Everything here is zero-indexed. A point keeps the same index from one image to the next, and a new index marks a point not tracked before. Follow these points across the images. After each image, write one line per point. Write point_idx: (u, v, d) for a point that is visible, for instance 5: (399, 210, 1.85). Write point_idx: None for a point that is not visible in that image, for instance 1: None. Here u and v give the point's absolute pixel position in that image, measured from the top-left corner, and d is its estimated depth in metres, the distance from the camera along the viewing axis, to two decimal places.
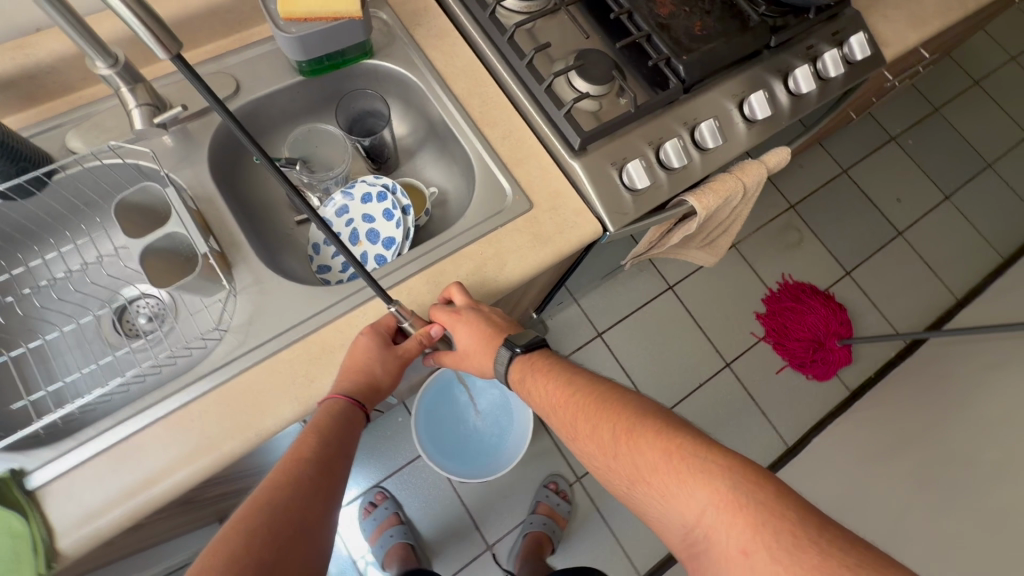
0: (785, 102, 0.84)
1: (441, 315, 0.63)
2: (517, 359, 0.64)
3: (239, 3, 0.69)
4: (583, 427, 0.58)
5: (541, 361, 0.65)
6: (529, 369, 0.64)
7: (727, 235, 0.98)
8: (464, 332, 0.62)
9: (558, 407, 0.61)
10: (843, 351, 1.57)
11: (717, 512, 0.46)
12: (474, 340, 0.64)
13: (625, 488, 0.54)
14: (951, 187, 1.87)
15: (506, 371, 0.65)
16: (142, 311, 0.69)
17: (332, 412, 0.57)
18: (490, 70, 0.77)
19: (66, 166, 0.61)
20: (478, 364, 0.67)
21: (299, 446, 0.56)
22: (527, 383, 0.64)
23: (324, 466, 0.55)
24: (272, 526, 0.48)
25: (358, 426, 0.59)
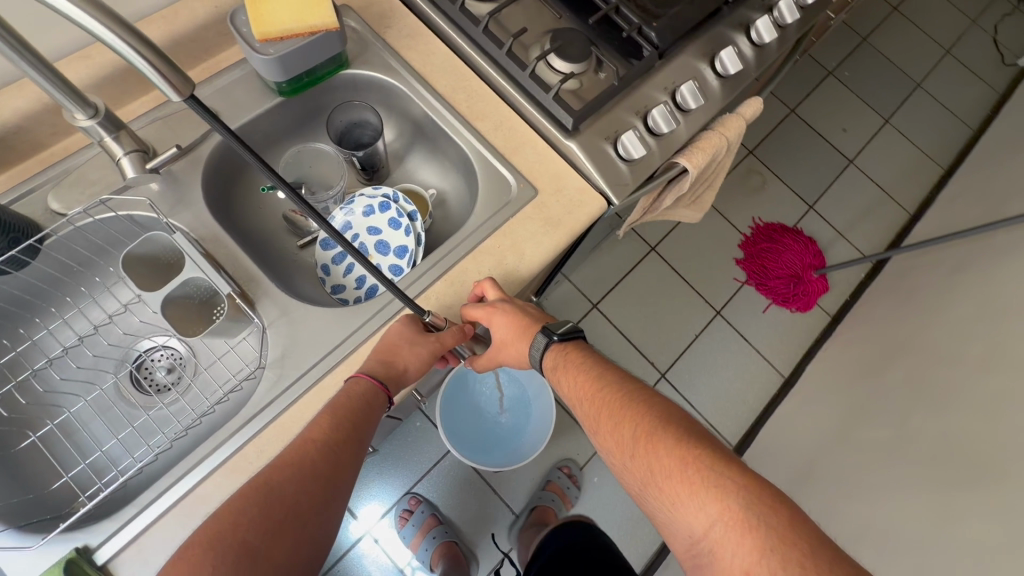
0: (751, 54, 0.87)
1: (476, 309, 0.65)
2: (552, 348, 0.66)
3: (203, 30, 0.66)
4: (604, 420, 0.58)
5: (575, 352, 0.66)
6: (560, 358, 0.66)
7: (711, 190, 1.02)
8: (501, 324, 0.66)
9: (582, 398, 0.61)
10: (820, 281, 1.66)
11: (726, 528, 0.44)
12: (510, 331, 0.67)
13: (637, 490, 0.53)
14: (889, 111, 1.98)
15: (540, 360, 0.67)
16: (159, 362, 0.66)
17: (353, 393, 0.56)
18: (469, 63, 0.77)
19: (56, 228, 0.58)
20: (516, 353, 0.70)
21: (317, 424, 0.54)
22: (557, 374, 0.65)
23: (336, 449, 0.53)
24: (267, 515, 0.48)
25: (378, 409, 0.57)
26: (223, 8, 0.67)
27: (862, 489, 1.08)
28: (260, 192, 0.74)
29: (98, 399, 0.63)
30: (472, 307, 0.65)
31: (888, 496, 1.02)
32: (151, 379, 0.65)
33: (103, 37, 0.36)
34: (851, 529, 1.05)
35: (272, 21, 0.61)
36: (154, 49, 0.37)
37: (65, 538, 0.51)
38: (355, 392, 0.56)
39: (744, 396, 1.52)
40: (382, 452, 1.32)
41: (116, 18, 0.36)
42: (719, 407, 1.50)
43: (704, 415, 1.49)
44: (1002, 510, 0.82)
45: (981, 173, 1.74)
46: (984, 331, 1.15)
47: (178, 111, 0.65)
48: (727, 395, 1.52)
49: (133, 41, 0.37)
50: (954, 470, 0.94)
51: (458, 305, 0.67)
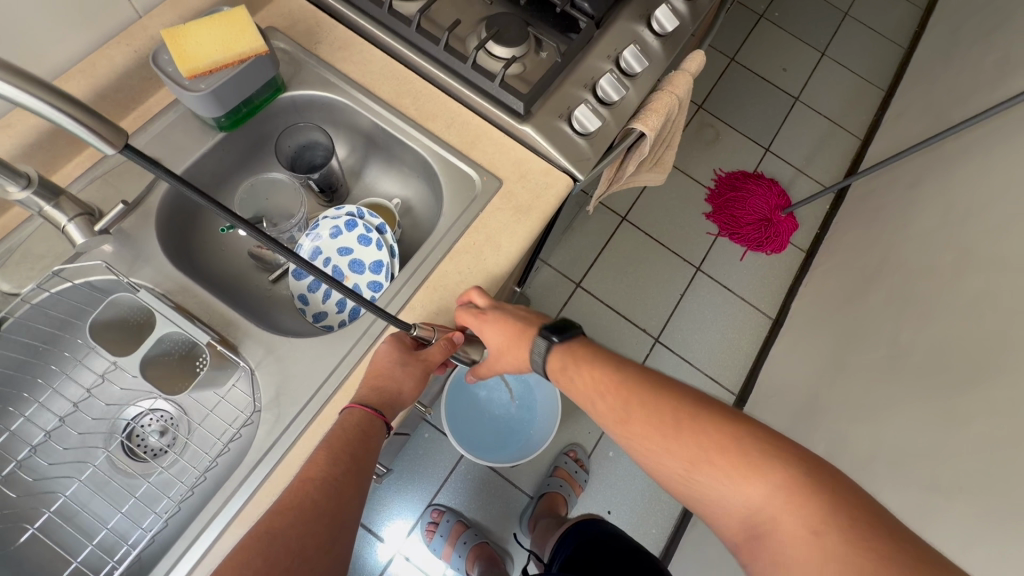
0: (685, 8, 0.88)
1: (466, 317, 0.64)
2: (553, 352, 0.63)
3: (127, 78, 0.63)
4: (633, 408, 0.55)
5: (576, 351, 0.63)
6: (567, 363, 0.62)
7: (670, 149, 1.02)
8: (492, 331, 0.64)
9: (604, 390, 0.58)
10: (789, 220, 1.70)
11: (791, 498, 0.44)
12: (506, 338, 0.66)
13: (678, 476, 0.51)
14: (823, 43, 2.03)
15: (546, 365, 0.64)
16: (150, 427, 0.64)
17: (349, 424, 0.54)
18: (409, 65, 0.75)
19: (12, 310, 0.55)
20: (515, 359, 0.68)
21: (314, 462, 0.51)
22: (568, 371, 0.62)
23: (338, 485, 0.50)
24: (273, 566, 0.44)
25: (377, 436, 0.55)
26: (143, 51, 0.63)
27: (865, 410, 1.10)
28: (220, 233, 0.71)
29: (92, 477, 0.60)
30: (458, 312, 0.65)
31: (890, 412, 1.04)
32: (144, 446, 0.63)
33: (35, 108, 0.35)
34: (858, 452, 1.05)
35: (198, 55, 0.59)
36: (83, 106, 0.36)
37: None
38: (351, 422, 0.54)
39: (737, 345, 1.55)
40: (396, 469, 1.31)
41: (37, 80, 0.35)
42: (716, 360, 1.53)
43: (704, 370, 1.52)
44: (1003, 403, 0.85)
45: (919, 87, 1.79)
46: (954, 237, 1.19)
47: (116, 165, 0.62)
48: (722, 346, 1.55)
49: (58, 102, 0.35)
50: (950, 375, 0.97)
51: (446, 310, 0.66)
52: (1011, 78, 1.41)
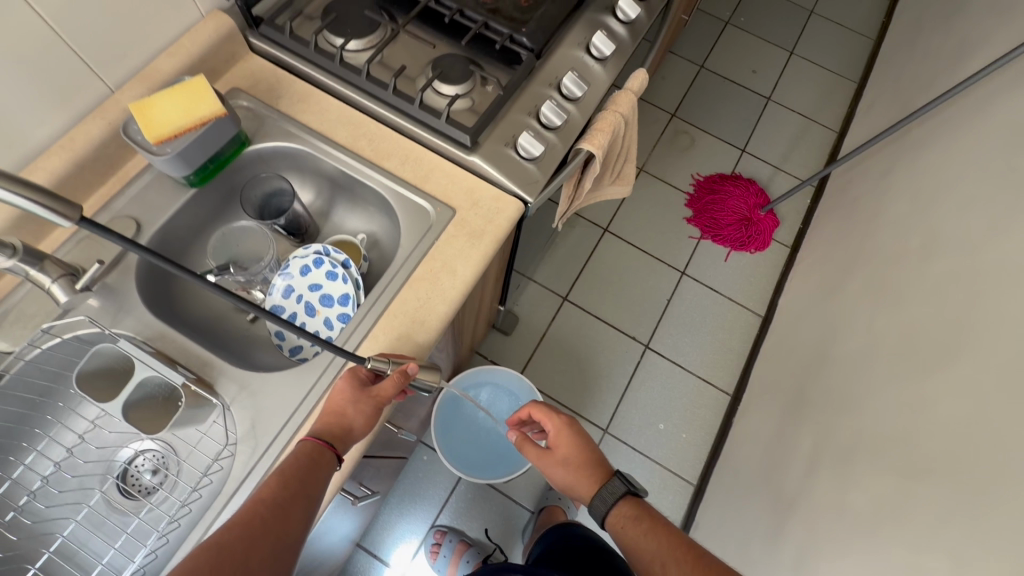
0: (623, 32, 0.93)
1: (547, 420, 0.77)
2: (621, 502, 0.68)
3: (104, 147, 0.69)
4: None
5: (640, 509, 0.67)
6: (634, 515, 0.66)
7: (629, 162, 1.07)
8: (566, 443, 0.75)
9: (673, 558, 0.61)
10: (769, 217, 1.72)
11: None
12: (575, 457, 0.74)
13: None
14: (791, 42, 2.07)
15: (604, 511, 0.68)
16: (143, 467, 0.68)
17: (300, 454, 0.58)
18: (364, 110, 0.81)
19: (8, 366, 0.60)
20: (562, 477, 0.74)
21: (266, 484, 0.55)
22: (633, 528, 0.65)
23: (284, 506, 0.53)
24: (218, 569, 0.47)
25: (327, 467, 0.58)
26: (117, 121, 0.70)
27: (846, 400, 1.10)
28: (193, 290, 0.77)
29: (90, 516, 0.65)
30: (419, 338, 0.69)
31: (870, 399, 1.04)
32: (138, 484, 0.67)
33: (17, 204, 0.40)
34: (841, 442, 1.05)
35: (163, 123, 0.65)
36: (51, 193, 0.41)
37: None
38: (301, 453, 0.58)
39: (728, 345, 1.57)
40: (398, 492, 1.34)
41: (14, 177, 0.40)
42: (707, 361, 1.54)
43: (695, 372, 1.53)
44: (975, 383, 0.85)
45: (888, 76, 1.82)
46: (923, 220, 1.20)
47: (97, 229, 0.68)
48: (713, 347, 1.56)
49: (35, 196, 0.40)
50: (924, 358, 0.97)
51: (406, 338, 0.69)
52: (970, 59, 1.43)
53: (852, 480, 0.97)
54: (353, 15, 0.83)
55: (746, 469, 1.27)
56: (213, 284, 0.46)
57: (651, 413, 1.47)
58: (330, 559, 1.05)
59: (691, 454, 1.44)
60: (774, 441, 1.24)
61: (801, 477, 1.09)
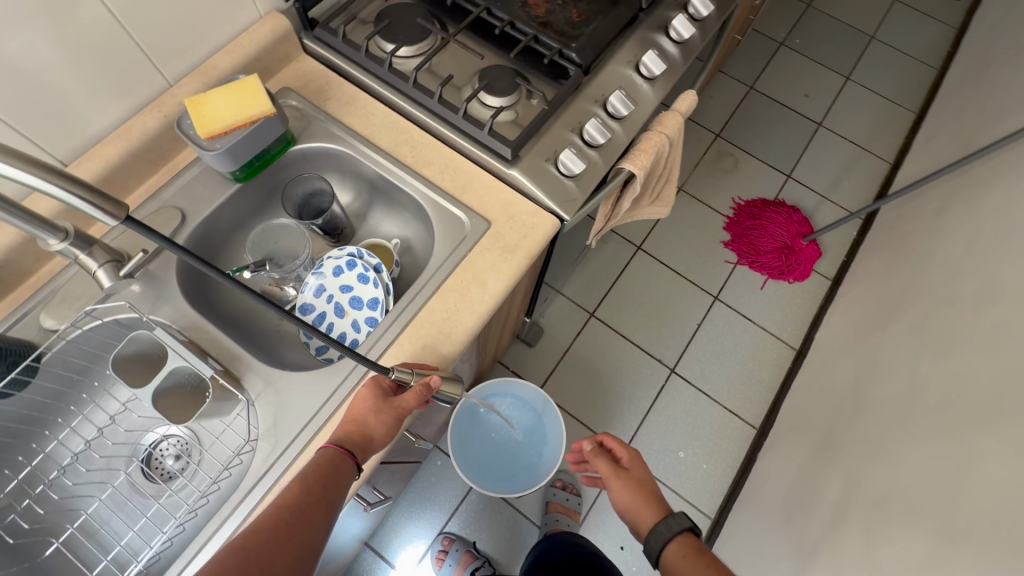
0: (675, 51, 0.91)
1: (622, 446, 0.79)
2: (688, 534, 0.66)
3: (158, 137, 0.71)
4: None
5: (704, 548, 0.65)
6: (697, 550, 0.64)
7: (670, 184, 1.04)
8: (641, 468, 0.76)
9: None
10: (811, 248, 1.66)
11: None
12: (643, 485, 0.74)
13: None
14: (848, 67, 2.00)
15: (668, 538, 0.66)
16: (167, 452, 0.70)
17: (322, 460, 0.57)
18: (408, 116, 0.81)
19: (50, 345, 0.62)
20: (625, 500, 0.73)
21: (289, 488, 0.55)
22: (697, 559, 0.63)
23: (306, 512, 0.54)
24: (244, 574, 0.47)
25: (347, 476, 0.58)
26: (172, 114, 0.72)
27: (881, 447, 1.04)
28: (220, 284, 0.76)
29: (114, 496, 0.66)
30: (444, 349, 0.68)
31: (907, 450, 0.98)
32: (161, 468, 0.69)
33: (68, 200, 0.41)
34: (873, 492, 0.99)
35: (215, 119, 0.67)
36: (98, 191, 0.42)
37: None
38: (322, 459, 0.58)
39: (757, 376, 1.51)
40: (410, 494, 1.34)
41: (60, 172, 0.41)
42: (734, 392, 1.49)
43: (722, 403, 1.48)
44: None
45: (951, 109, 1.73)
46: (979, 265, 1.13)
47: (143, 218, 0.70)
48: (742, 378, 1.51)
49: (83, 194, 0.41)
50: (971, 412, 0.91)
51: (431, 349, 0.68)
52: None
53: (881, 534, 0.92)
54: (405, 22, 0.83)
55: (768, 509, 1.22)
56: (230, 277, 0.45)
57: (671, 440, 1.43)
58: (338, 557, 1.05)
59: (712, 486, 1.39)
60: (799, 483, 1.19)
61: (826, 524, 1.04)
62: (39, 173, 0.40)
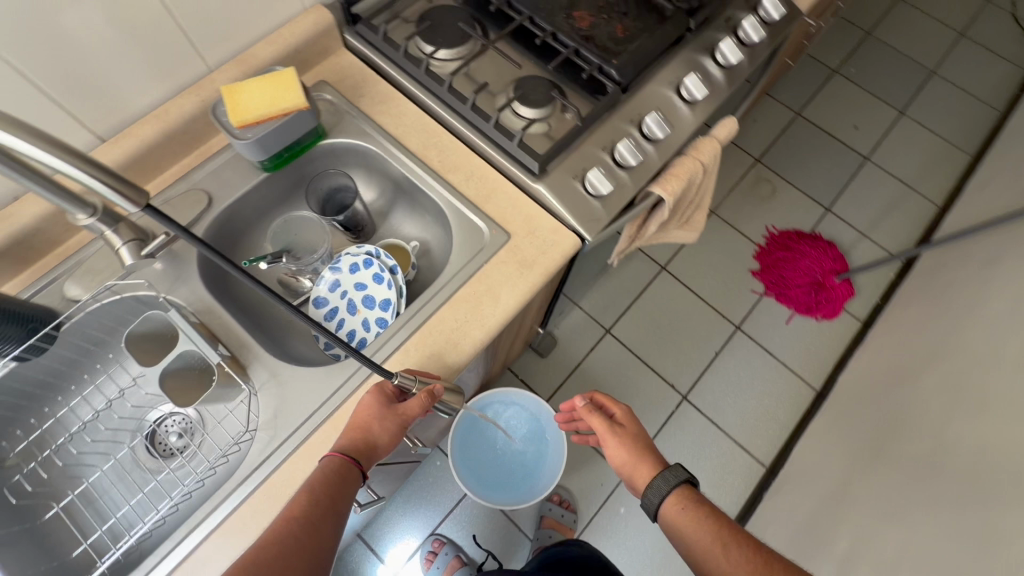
0: (720, 75, 0.88)
1: (614, 402, 0.77)
2: (686, 485, 0.64)
3: (193, 121, 0.72)
4: (773, 566, 0.55)
5: (702, 499, 0.64)
6: (694, 502, 0.63)
7: (701, 209, 1.01)
8: (635, 423, 0.74)
9: (740, 543, 0.58)
10: (844, 286, 1.60)
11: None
12: (638, 440, 0.72)
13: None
14: (904, 101, 1.91)
15: (666, 491, 0.64)
16: (171, 429, 0.70)
17: (327, 470, 0.58)
18: (440, 120, 0.81)
19: (70, 315, 0.64)
20: (621, 454, 0.71)
21: (297, 501, 0.55)
22: (696, 511, 0.62)
23: (314, 526, 0.54)
24: None
25: (353, 484, 0.58)
26: (209, 99, 0.73)
27: (898, 508, 0.99)
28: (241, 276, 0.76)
29: (115, 467, 0.68)
30: (450, 359, 0.68)
31: (926, 516, 0.94)
32: (164, 445, 0.70)
33: (89, 184, 0.42)
34: (883, 555, 0.95)
35: (249, 109, 0.68)
36: (120, 178, 0.43)
37: None
38: (327, 469, 0.58)
39: (773, 412, 1.46)
40: (406, 492, 1.34)
41: (85, 157, 0.42)
42: (746, 426, 1.45)
43: (732, 436, 1.44)
44: None
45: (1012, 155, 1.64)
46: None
47: (171, 199, 0.72)
48: (756, 413, 1.46)
49: (105, 178, 0.42)
50: (999, 485, 0.86)
51: (437, 357, 0.68)
52: None
53: None
54: (447, 24, 0.83)
55: None
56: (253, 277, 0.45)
57: None
58: None
59: None
60: (805, 532, 1.14)
61: None
62: (65, 157, 0.41)
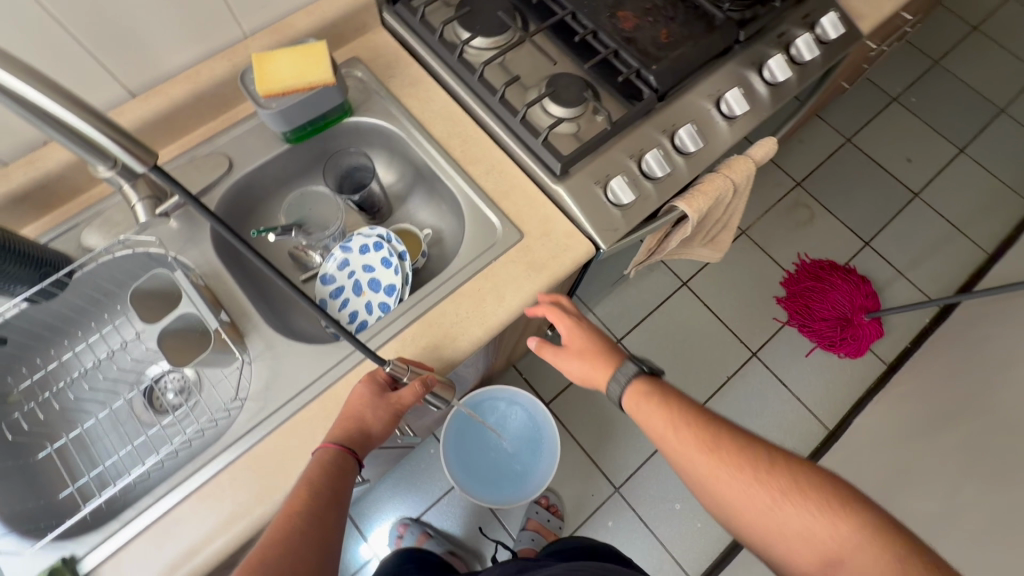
0: (765, 92, 0.84)
1: (556, 312, 0.69)
2: (642, 375, 0.64)
3: (222, 86, 0.72)
4: (722, 442, 0.57)
5: (657, 384, 0.63)
6: (649, 391, 0.62)
7: (728, 228, 0.97)
8: (580, 331, 0.69)
9: (701, 421, 0.59)
10: (872, 326, 1.51)
11: (877, 538, 0.49)
12: (587, 350, 0.68)
13: (763, 507, 0.53)
14: (965, 139, 1.80)
15: (626, 383, 0.64)
16: (169, 386, 0.71)
17: (323, 460, 0.57)
18: (468, 110, 0.79)
19: (83, 264, 0.65)
20: (577, 366, 0.69)
21: (297, 493, 0.55)
22: (655, 397, 0.62)
23: (320, 517, 0.54)
24: None
25: (350, 472, 0.58)
26: (239, 65, 0.73)
27: None
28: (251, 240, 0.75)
29: (111, 416, 0.69)
30: (446, 353, 0.67)
31: None
32: (161, 401, 0.70)
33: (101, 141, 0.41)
34: None
35: (276, 80, 0.68)
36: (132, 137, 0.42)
37: (58, 545, 0.57)
38: (322, 460, 0.57)
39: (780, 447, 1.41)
40: (394, 475, 1.35)
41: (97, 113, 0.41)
42: None
43: None
44: None
45: None
46: None
47: (195, 159, 0.72)
48: None
49: (113, 134, 0.41)
50: None
51: (433, 349, 0.67)
52: None
53: None
54: (487, 12, 0.81)
55: None
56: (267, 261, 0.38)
57: (671, 489, 1.36)
58: None
59: (702, 547, 1.32)
60: None
61: None
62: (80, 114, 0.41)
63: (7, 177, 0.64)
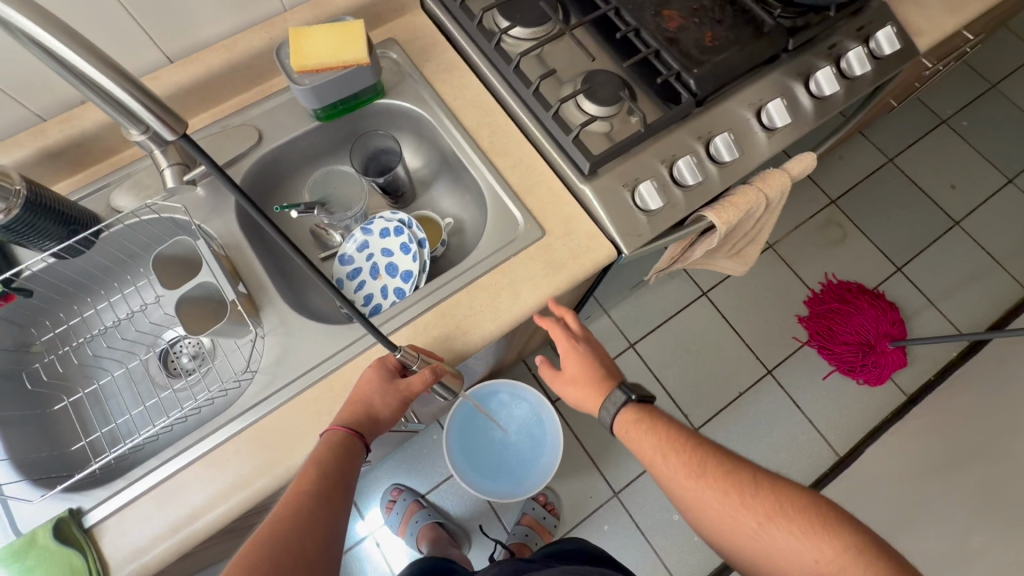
0: (809, 105, 0.81)
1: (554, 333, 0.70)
2: (631, 405, 0.65)
3: (257, 58, 0.72)
4: (708, 463, 0.59)
5: (648, 413, 0.65)
6: (637, 419, 0.64)
7: (756, 242, 0.94)
8: (576, 354, 0.70)
9: (687, 445, 0.61)
10: (897, 354, 1.46)
11: (861, 563, 0.49)
12: (582, 374, 0.69)
13: (747, 532, 0.54)
14: (1016, 168, 1.72)
15: (614, 413, 0.66)
16: (185, 351, 0.73)
17: (330, 443, 0.57)
18: (501, 101, 0.78)
19: (110, 225, 0.66)
20: (574, 390, 0.70)
21: (305, 472, 0.55)
22: (643, 424, 0.63)
23: (326, 498, 0.54)
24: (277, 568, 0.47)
25: (357, 455, 0.58)
26: (276, 39, 0.73)
27: None
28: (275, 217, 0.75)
29: (127, 375, 0.71)
30: (457, 345, 0.66)
31: None
32: (176, 364, 0.72)
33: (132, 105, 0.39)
34: None
35: (311, 56, 0.67)
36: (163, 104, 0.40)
37: (64, 496, 0.58)
38: (330, 442, 0.57)
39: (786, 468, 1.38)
40: (395, 458, 1.36)
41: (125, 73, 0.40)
42: None
43: None
44: None
45: None
46: None
47: (226, 129, 0.73)
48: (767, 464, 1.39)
49: (145, 100, 0.39)
50: None
51: (444, 340, 0.67)
52: None
53: None
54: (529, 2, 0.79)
55: None
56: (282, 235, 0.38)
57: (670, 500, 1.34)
58: None
59: (696, 561, 1.30)
60: None
61: None
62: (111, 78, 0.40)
63: (44, 133, 0.65)
